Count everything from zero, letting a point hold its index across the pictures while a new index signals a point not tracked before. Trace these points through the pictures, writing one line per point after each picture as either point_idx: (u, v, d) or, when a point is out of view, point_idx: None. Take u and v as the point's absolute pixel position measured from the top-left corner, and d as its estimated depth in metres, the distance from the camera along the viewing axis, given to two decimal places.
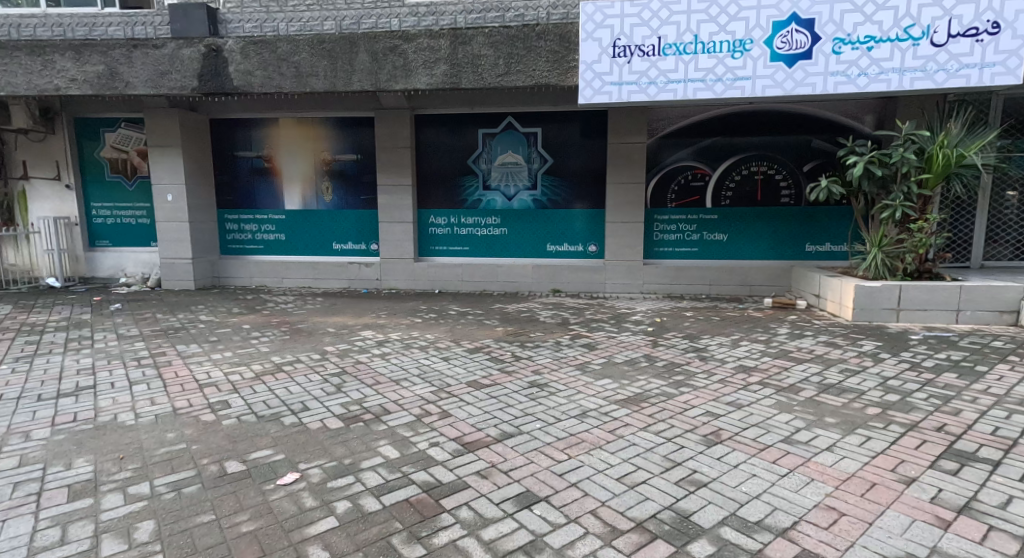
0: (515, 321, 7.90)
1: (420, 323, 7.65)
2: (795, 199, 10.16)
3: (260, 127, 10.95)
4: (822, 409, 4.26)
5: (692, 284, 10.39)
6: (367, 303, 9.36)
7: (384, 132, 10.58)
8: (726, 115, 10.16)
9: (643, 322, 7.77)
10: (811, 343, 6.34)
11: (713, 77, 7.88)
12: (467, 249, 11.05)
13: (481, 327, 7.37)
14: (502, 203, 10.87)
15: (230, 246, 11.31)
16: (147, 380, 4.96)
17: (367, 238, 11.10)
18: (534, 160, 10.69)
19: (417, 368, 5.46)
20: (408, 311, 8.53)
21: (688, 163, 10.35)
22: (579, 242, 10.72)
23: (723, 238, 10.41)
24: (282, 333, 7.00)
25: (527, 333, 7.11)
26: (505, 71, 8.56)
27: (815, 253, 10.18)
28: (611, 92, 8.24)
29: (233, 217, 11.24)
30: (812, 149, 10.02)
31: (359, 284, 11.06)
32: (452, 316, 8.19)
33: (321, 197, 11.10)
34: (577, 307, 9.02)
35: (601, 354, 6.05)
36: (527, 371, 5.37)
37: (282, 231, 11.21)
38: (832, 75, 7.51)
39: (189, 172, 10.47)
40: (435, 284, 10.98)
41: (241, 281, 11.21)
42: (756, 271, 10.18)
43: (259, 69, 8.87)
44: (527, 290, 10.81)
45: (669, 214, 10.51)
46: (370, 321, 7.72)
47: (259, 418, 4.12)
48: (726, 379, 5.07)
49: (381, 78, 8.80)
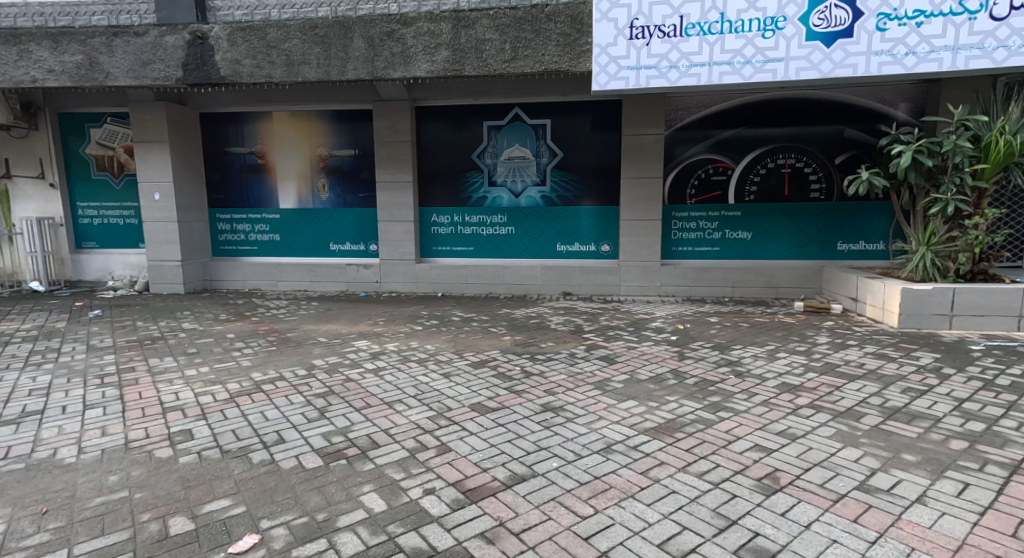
0: (524, 329, 7.22)
1: (420, 331, 6.99)
2: (826, 193, 9.42)
3: (253, 121, 10.34)
4: (897, 444, 3.56)
5: (713, 286, 9.68)
6: (365, 308, 8.74)
7: (384, 126, 9.95)
8: (750, 103, 9.44)
9: (665, 330, 7.07)
10: (859, 356, 5.63)
11: (741, 59, 7.22)
12: (472, 249, 10.39)
13: (487, 337, 6.70)
14: (509, 200, 10.20)
15: (222, 248, 10.72)
16: (104, 403, 4.31)
17: (366, 238, 10.47)
18: (544, 155, 10.01)
19: (414, 387, 4.79)
20: (408, 318, 7.87)
21: (709, 156, 9.64)
22: (592, 241, 10.05)
23: (746, 236, 9.69)
24: (268, 344, 6.35)
25: (538, 343, 6.44)
26: (512, 56, 7.88)
27: (847, 252, 9.43)
28: (628, 78, 7.57)
29: (225, 216, 10.64)
30: (844, 139, 9.28)
31: (357, 287, 10.44)
32: (456, 323, 7.53)
33: (318, 195, 10.50)
34: (591, 312, 8.33)
35: (623, 369, 5.37)
36: (539, 390, 4.70)
37: (277, 231, 10.61)
38: (876, 54, 6.89)
39: (177, 169, 9.86)
40: (438, 287, 10.33)
41: (233, 284, 10.60)
42: (783, 272, 9.46)
43: (248, 57, 8.24)
44: (536, 293, 10.13)
45: (688, 211, 9.79)
46: (366, 329, 7.08)
47: (223, 454, 3.47)
48: (770, 402, 4.38)
49: (378, 66, 8.17)
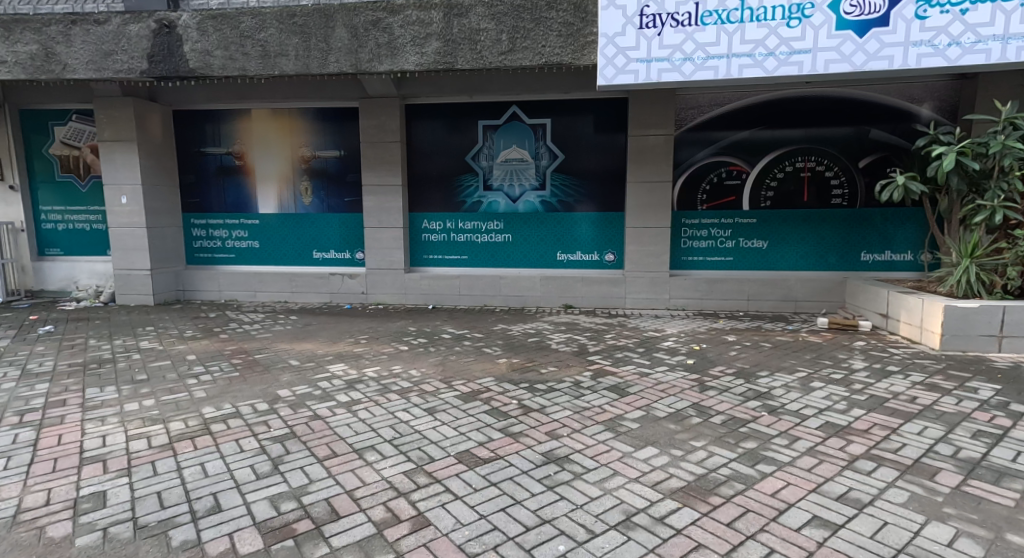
0: (522, 350, 6.45)
1: (405, 353, 6.23)
2: (849, 199, 8.72)
3: (230, 120, 9.63)
4: (993, 518, 2.86)
5: (726, 299, 8.97)
6: (348, 323, 8.00)
7: (371, 125, 9.24)
8: (767, 102, 8.74)
9: (680, 352, 6.31)
10: (908, 387, 4.92)
11: (763, 51, 6.55)
12: (466, 258, 9.66)
13: (479, 360, 5.93)
14: (506, 205, 9.47)
15: (197, 255, 9.96)
16: (10, 452, 3.52)
17: (352, 246, 9.74)
18: (543, 157, 9.29)
19: (391, 429, 4.03)
20: (393, 335, 7.12)
21: (722, 159, 8.93)
22: (595, 250, 9.33)
23: (762, 245, 8.99)
24: (231, 367, 5.55)
25: (537, 368, 5.68)
26: (510, 47, 7.18)
27: (872, 262, 8.76)
28: (637, 71, 6.87)
29: (200, 222, 9.89)
30: (869, 140, 8.59)
31: (342, 298, 9.69)
32: (446, 342, 6.77)
33: (300, 199, 9.76)
34: (596, 329, 7.58)
35: (637, 403, 4.61)
36: (540, 433, 3.95)
37: (256, 237, 9.87)
38: (915, 46, 6.26)
39: (146, 170, 9.11)
40: (429, 298, 9.58)
41: (207, 295, 9.82)
42: (803, 284, 8.75)
43: (220, 48, 7.49)
44: (535, 306, 9.38)
45: (699, 218, 9.09)
46: (345, 350, 6.33)
47: (136, 531, 2.70)
48: (817, 450, 3.65)
49: (362, 58, 7.45)
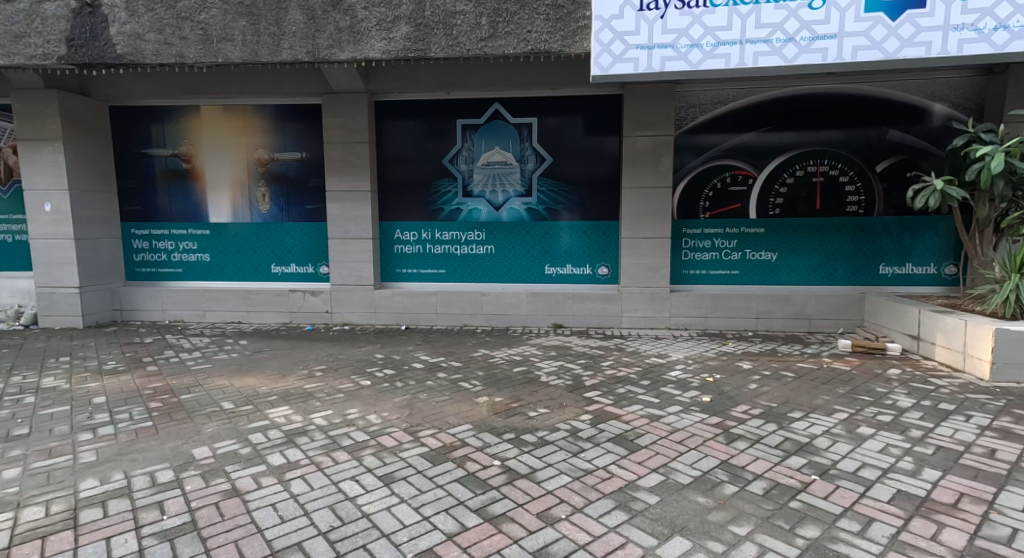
0: (506, 385, 5.43)
1: (366, 391, 5.20)
2: (866, 207, 7.91)
3: (176, 117, 8.56)
4: None
5: (732, 317, 8.09)
6: (306, 350, 6.94)
7: (335, 124, 8.25)
8: (775, 100, 7.92)
9: (692, 387, 5.35)
10: (980, 435, 4.02)
11: (781, 36, 5.69)
12: (444, 272, 8.67)
13: (454, 402, 4.90)
14: (488, 213, 8.50)
15: (138, 270, 8.83)
16: None
17: (316, 259, 8.69)
18: (529, 160, 8.36)
19: (331, 512, 3.04)
20: (356, 368, 6.07)
21: (726, 163, 8.09)
22: (586, 263, 8.41)
23: (771, 257, 8.14)
24: (143, 414, 4.46)
25: (524, 411, 4.68)
26: (490, 33, 6.27)
27: (891, 276, 7.96)
28: (636, 59, 5.98)
29: (142, 232, 8.77)
30: (887, 142, 7.79)
31: (303, 318, 8.62)
32: (417, 376, 5.75)
33: (256, 207, 8.70)
34: (591, 356, 6.62)
35: (652, 462, 3.65)
36: (531, 518, 2.99)
37: (207, 250, 8.79)
38: (955, 30, 5.44)
39: (75, 174, 8.00)
40: (401, 318, 8.55)
41: (148, 315, 8.68)
42: (816, 300, 7.91)
43: (152, 31, 6.45)
44: (521, 325, 8.40)
45: (701, 227, 8.22)
46: (294, 388, 5.27)
47: None
48: (903, 542, 2.75)
49: (319, 45, 6.46)
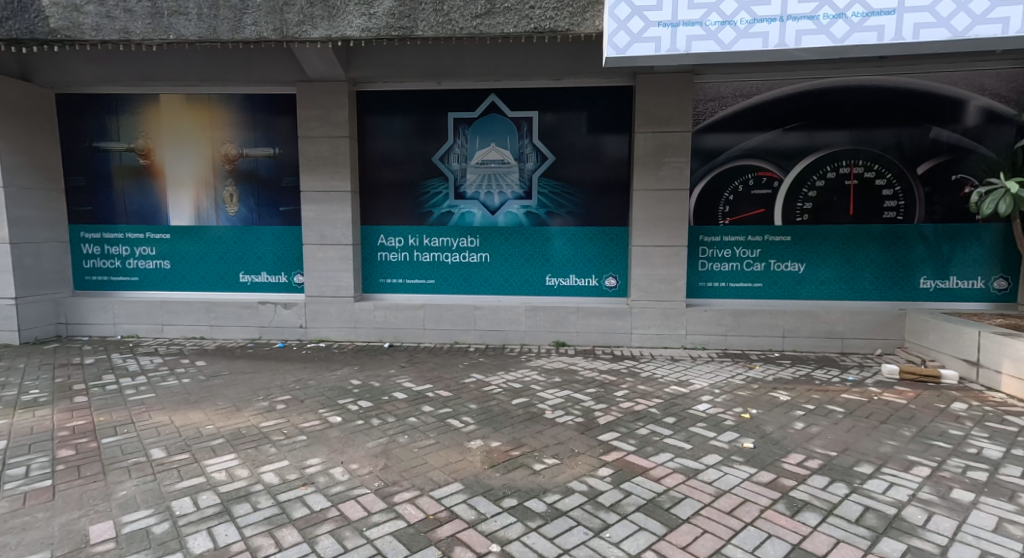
0: (504, 424, 4.51)
1: (334, 433, 4.26)
2: (905, 213, 7.08)
3: (131, 107, 7.61)
4: None
5: (754, 335, 7.23)
6: (271, 374, 5.97)
7: (311, 116, 7.34)
8: (804, 94, 7.10)
9: (727, 427, 4.46)
10: None
11: (829, 12, 4.86)
12: (433, 283, 7.75)
13: (440, 450, 3.97)
14: (482, 218, 7.60)
15: (89, 278, 7.86)
16: None
17: (290, 267, 7.76)
18: (528, 159, 7.49)
19: None
20: (326, 399, 5.11)
21: (749, 163, 7.25)
22: (592, 273, 7.53)
23: (798, 268, 7.29)
24: (44, 469, 3.52)
25: (527, 463, 3.77)
26: (487, 9, 5.43)
27: (933, 290, 7.13)
28: (658, 38, 5.11)
29: (93, 235, 7.81)
30: (929, 141, 6.97)
31: (274, 334, 7.68)
32: (398, 411, 4.81)
33: (223, 208, 7.76)
34: (602, 383, 5.69)
35: (700, 549, 2.78)
36: None
37: (166, 256, 7.83)
38: None
39: (11, 170, 7.06)
40: (384, 334, 7.62)
41: (98, 329, 7.73)
42: (849, 317, 7.06)
43: (93, 2, 5.56)
44: (518, 343, 7.49)
45: (721, 235, 7.36)
46: (245, 429, 4.32)
47: None
48: None
49: (288, 21, 5.57)
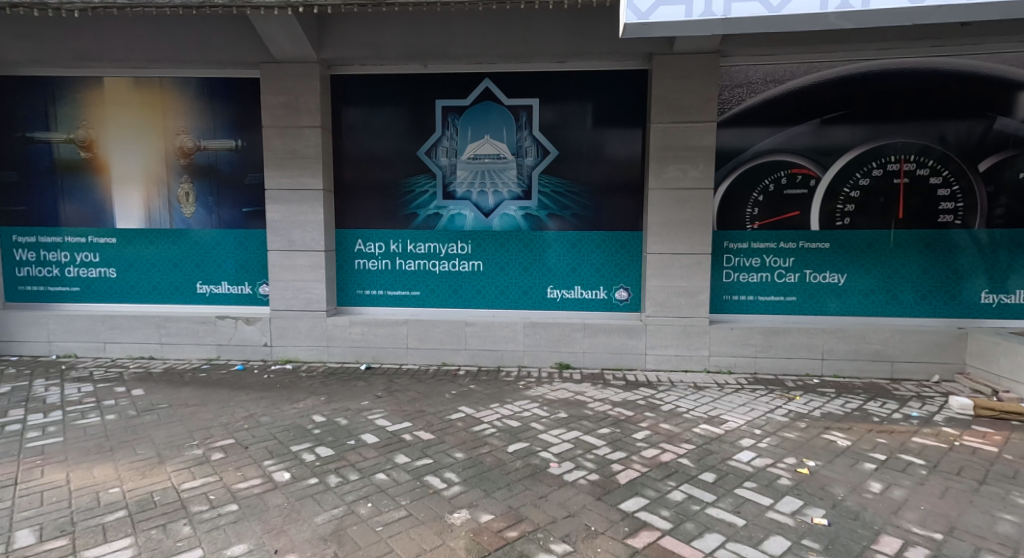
0: (497, 484, 3.50)
1: (273, 501, 3.25)
2: (964, 217, 6.12)
3: (71, 91, 6.62)
4: None
5: (788, 357, 6.25)
6: (218, 408, 4.94)
7: (277, 103, 6.35)
8: (847, 79, 6.14)
9: (785, 489, 3.46)
10: None
11: None
12: (418, 295, 6.75)
13: (411, 530, 2.97)
14: (474, 220, 6.61)
15: (21, 289, 6.87)
16: None
17: (253, 277, 6.76)
18: (527, 153, 6.51)
19: None
20: (273, 446, 4.08)
21: (782, 159, 6.29)
22: (600, 285, 6.54)
23: (838, 280, 6.32)
24: None
25: (529, 553, 2.78)
26: None
27: (995, 306, 6.17)
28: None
29: (27, 239, 6.81)
30: (993, 133, 6.01)
31: (234, 353, 6.67)
32: (362, 464, 3.78)
33: (177, 209, 6.76)
34: (617, 422, 4.66)
35: None
36: None
37: (111, 263, 6.83)
38: None
39: None
40: (362, 354, 6.62)
41: (31, 348, 6.76)
42: (899, 338, 6.09)
43: None
44: (516, 364, 6.50)
45: (750, 241, 6.39)
46: (156, 494, 3.31)
47: None
48: None
49: None
